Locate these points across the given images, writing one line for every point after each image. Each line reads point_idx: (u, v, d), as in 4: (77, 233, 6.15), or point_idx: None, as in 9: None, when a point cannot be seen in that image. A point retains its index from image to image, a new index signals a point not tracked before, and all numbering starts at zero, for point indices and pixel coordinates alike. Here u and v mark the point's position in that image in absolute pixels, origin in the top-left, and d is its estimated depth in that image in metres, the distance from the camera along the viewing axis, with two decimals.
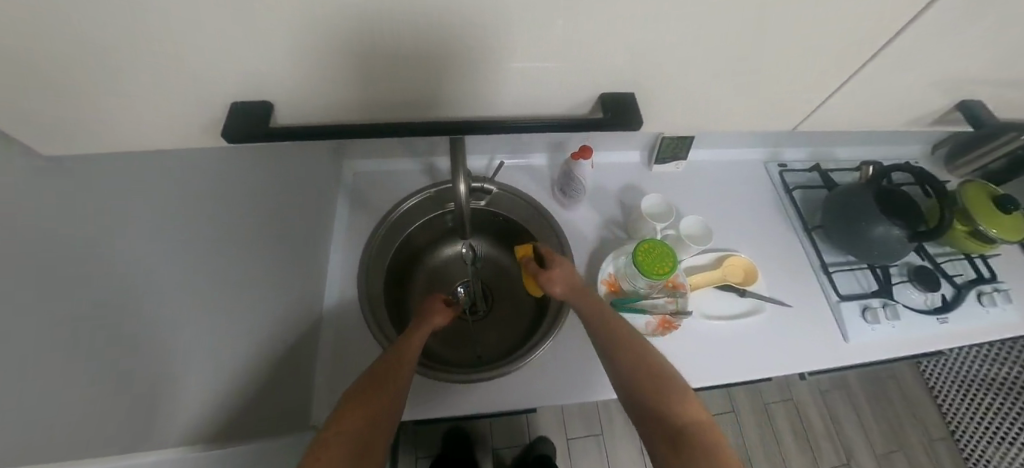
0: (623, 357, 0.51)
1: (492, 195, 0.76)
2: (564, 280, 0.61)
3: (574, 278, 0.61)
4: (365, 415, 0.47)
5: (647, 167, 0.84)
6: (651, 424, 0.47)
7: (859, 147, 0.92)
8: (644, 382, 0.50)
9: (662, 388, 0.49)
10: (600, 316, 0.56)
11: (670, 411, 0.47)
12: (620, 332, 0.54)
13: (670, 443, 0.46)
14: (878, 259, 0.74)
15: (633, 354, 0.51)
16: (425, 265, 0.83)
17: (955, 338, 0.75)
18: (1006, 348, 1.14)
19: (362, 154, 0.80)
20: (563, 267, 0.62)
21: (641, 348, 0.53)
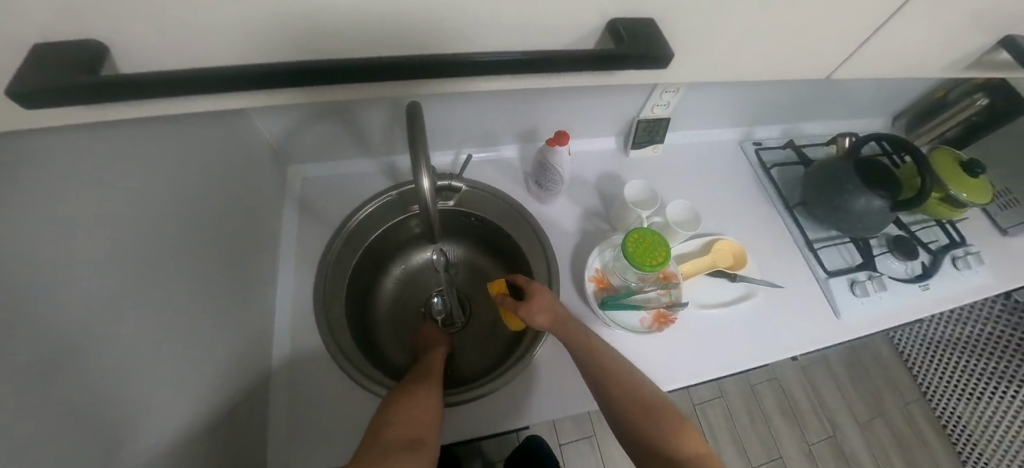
0: (611, 391, 0.48)
1: (462, 193, 0.69)
2: (546, 311, 0.54)
3: (556, 306, 0.54)
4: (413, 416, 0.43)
5: (624, 153, 0.79)
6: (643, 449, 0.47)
7: (827, 121, 0.92)
8: (637, 413, 0.47)
9: (652, 415, 0.47)
10: (584, 347, 0.51)
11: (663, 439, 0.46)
12: (608, 360, 0.50)
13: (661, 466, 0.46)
14: (860, 232, 0.73)
15: (621, 387, 0.48)
16: (393, 277, 0.74)
17: (937, 304, 0.75)
18: (969, 309, 1.22)
19: (310, 155, 0.70)
20: (536, 302, 0.54)
21: (630, 374, 0.49)
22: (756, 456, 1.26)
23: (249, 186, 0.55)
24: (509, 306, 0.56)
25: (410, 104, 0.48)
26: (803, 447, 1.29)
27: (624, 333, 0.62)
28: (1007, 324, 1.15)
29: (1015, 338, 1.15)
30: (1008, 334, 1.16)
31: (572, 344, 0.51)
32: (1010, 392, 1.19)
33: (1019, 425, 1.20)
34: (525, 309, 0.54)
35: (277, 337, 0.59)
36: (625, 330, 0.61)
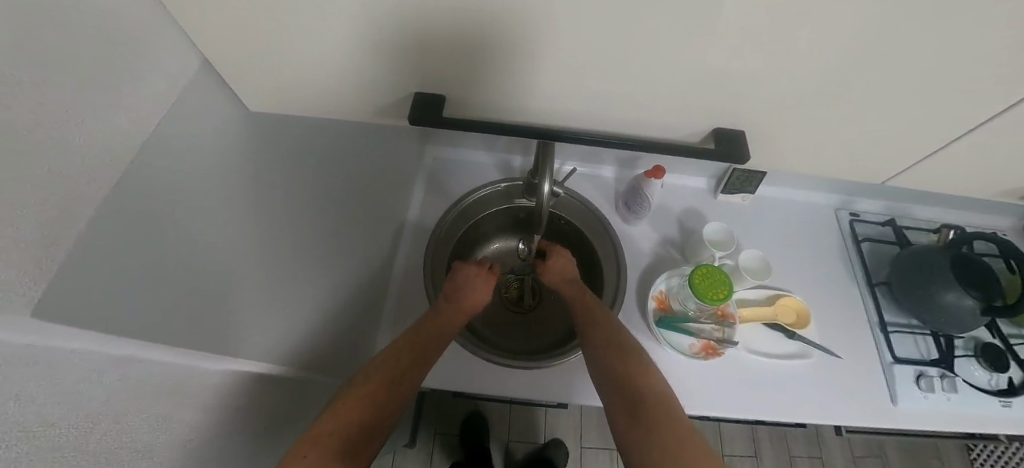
0: (591, 337, 0.59)
1: (558, 198, 0.81)
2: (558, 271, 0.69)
3: (567, 271, 0.69)
4: (364, 413, 0.51)
5: (712, 195, 0.85)
6: (617, 394, 0.52)
7: (941, 209, 0.88)
8: (611, 358, 0.56)
9: (628, 363, 0.55)
10: (584, 313, 0.63)
11: (631, 387, 0.52)
12: (596, 318, 0.61)
13: (628, 416, 0.50)
14: (944, 326, 0.72)
15: (600, 335, 0.59)
16: (484, 252, 0.89)
17: (1015, 424, 0.71)
18: None
19: (444, 140, 0.86)
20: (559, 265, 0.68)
21: (613, 334, 0.59)
22: None
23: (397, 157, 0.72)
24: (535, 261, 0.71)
25: (544, 143, 0.61)
26: None
27: (671, 352, 0.69)
28: None
29: None
30: None
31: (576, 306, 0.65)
32: None
33: None
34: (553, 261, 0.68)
35: (394, 274, 0.75)
36: (675, 349, 0.69)
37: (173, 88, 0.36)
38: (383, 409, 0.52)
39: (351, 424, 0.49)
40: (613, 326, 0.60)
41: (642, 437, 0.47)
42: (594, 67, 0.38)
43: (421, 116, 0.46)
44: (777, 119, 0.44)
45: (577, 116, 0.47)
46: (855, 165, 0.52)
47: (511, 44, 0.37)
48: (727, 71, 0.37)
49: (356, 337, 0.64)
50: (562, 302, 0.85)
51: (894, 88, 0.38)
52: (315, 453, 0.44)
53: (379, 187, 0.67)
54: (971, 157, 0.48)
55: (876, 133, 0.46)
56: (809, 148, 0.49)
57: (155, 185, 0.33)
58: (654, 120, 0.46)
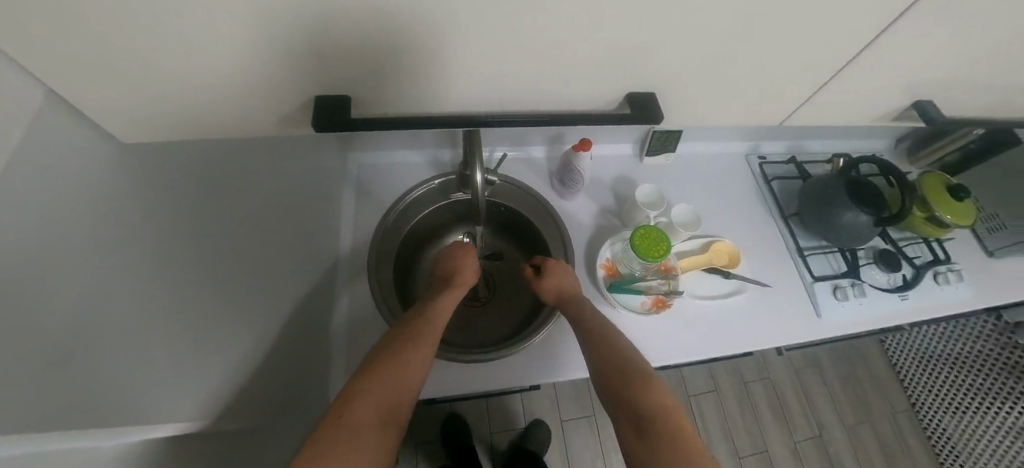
0: (595, 350, 0.60)
1: (494, 186, 0.81)
2: (557, 282, 0.69)
3: (566, 283, 0.69)
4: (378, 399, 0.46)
5: (639, 159, 0.89)
6: (621, 406, 0.54)
7: (832, 140, 0.99)
8: (613, 370, 0.57)
9: (632, 373, 0.56)
10: (584, 326, 0.64)
11: (635, 396, 0.53)
12: (595, 329, 0.63)
13: (634, 429, 0.51)
14: (847, 242, 0.82)
15: (603, 346, 0.60)
16: (431, 252, 0.87)
17: (911, 312, 0.84)
18: (963, 326, 1.23)
19: (365, 146, 0.82)
20: (558, 272, 0.69)
21: (613, 343, 0.60)
22: (746, 452, 1.30)
23: (311, 171, 0.67)
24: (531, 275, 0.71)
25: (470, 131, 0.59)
26: (789, 444, 1.33)
27: (626, 313, 0.72)
28: (994, 344, 1.16)
29: (1000, 359, 1.16)
30: (995, 354, 1.16)
31: (576, 319, 0.66)
32: (995, 409, 1.20)
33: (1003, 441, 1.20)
34: (550, 269, 0.69)
35: (335, 294, 0.71)
36: (629, 310, 0.72)
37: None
38: (396, 397, 0.48)
39: (365, 410, 0.44)
40: (614, 336, 0.62)
41: (648, 446, 0.48)
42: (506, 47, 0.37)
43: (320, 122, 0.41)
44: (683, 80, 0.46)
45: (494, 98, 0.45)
46: (753, 111, 0.57)
47: (414, 36, 0.34)
48: (618, 43, 0.38)
49: (306, 368, 0.60)
50: (518, 287, 0.85)
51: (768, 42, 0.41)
52: (340, 443, 0.40)
53: (301, 206, 0.62)
54: (842, 92, 0.54)
55: (761, 82, 0.50)
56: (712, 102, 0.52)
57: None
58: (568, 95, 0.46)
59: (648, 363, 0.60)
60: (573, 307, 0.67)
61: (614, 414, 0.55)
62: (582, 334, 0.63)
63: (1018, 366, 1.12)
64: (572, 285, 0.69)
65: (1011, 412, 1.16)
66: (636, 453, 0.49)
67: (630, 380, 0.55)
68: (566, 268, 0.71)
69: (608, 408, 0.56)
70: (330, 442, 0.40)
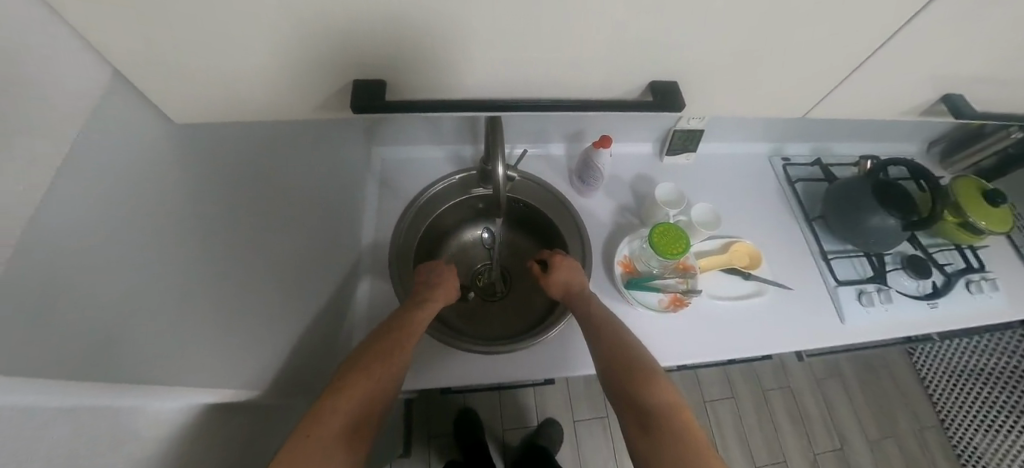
0: (603, 346, 0.61)
1: (513, 181, 0.82)
2: (564, 276, 0.69)
3: (572, 277, 0.69)
4: (359, 404, 0.49)
5: (658, 158, 0.89)
6: (628, 403, 0.55)
7: (859, 143, 0.97)
8: (620, 368, 0.57)
9: (640, 369, 0.57)
10: (592, 322, 0.64)
11: (643, 395, 0.54)
12: (602, 327, 0.63)
13: (639, 426, 0.53)
14: (873, 246, 0.80)
15: (612, 342, 0.60)
16: (449, 246, 0.89)
17: (942, 321, 0.81)
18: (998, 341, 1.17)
19: (389, 141, 0.84)
20: (565, 268, 0.69)
21: (620, 340, 0.61)
22: (763, 462, 1.27)
23: (338, 163, 0.69)
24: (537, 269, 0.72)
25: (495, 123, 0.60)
26: (808, 455, 1.29)
27: (643, 310, 0.72)
28: None
29: None
30: None
31: (582, 315, 0.66)
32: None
33: None
34: (557, 265, 0.69)
35: (357, 283, 0.74)
36: (646, 307, 0.72)
37: (91, 112, 0.31)
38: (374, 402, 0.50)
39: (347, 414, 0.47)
40: (622, 333, 0.62)
41: (653, 444, 0.50)
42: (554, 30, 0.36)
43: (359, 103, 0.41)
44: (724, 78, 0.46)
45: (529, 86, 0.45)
46: (779, 106, 0.56)
47: (455, 27, 0.35)
48: (643, 36, 0.39)
49: None
50: (534, 283, 0.86)
51: (794, 36, 0.41)
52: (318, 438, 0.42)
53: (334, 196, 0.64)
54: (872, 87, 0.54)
55: (786, 78, 0.50)
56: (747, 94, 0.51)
57: (82, 228, 0.29)
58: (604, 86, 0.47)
59: (654, 359, 0.61)
60: (578, 302, 0.67)
61: (619, 409, 0.56)
62: (589, 329, 0.63)
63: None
64: (579, 281, 0.69)
65: None
66: (640, 448, 0.52)
67: (648, 374, 0.56)
68: (573, 264, 0.70)
69: (613, 402, 0.58)
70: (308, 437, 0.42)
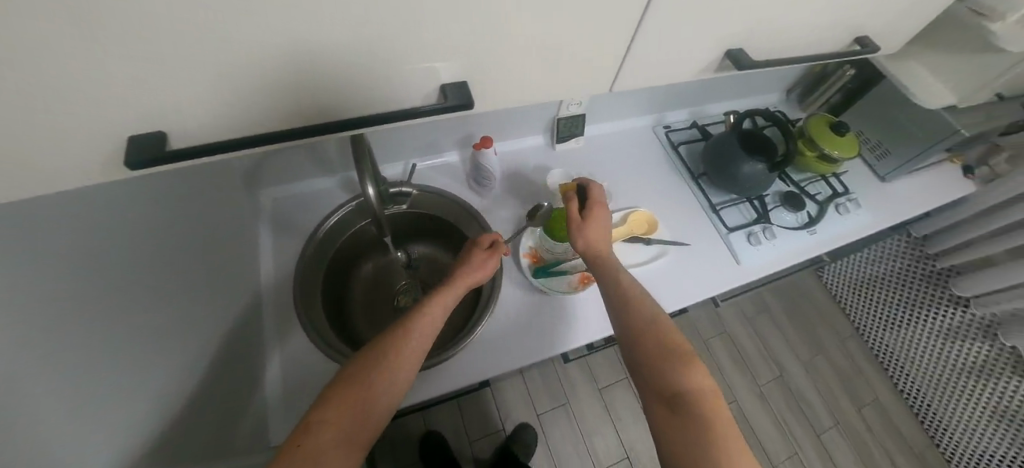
0: (631, 321, 0.57)
1: (412, 197, 0.82)
2: (591, 238, 0.67)
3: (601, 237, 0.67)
4: (345, 433, 0.43)
5: (551, 147, 0.92)
6: (652, 386, 0.52)
7: (728, 101, 1.06)
8: (649, 348, 0.55)
9: (668, 349, 0.54)
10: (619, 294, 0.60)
11: (671, 377, 0.51)
12: (630, 298, 0.60)
13: (666, 406, 0.50)
14: (751, 191, 0.88)
15: (638, 318, 0.57)
16: (363, 274, 0.87)
17: (821, 244, 0.91)
18: (892, 245, 1.36)
19: (275, 179, 0.81)
20: (593, 226, 0.67)
21: (648, 314, 0.58)
22: None
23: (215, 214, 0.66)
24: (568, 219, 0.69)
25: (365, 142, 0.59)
26: (754, 389, 1.40)
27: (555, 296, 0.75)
28: (921, 255, 1.30)
29: (930, 266, 1.29)
30: (924, 262, 1.30)
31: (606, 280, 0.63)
32: (935, 316, 1.32)
33: (942, 343, 1.33)
34: (583, 223, 0.66)
35: (265, 334, 0.70)
36: (555, 292, 0.74)
37: None
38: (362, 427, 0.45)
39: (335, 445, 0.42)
40: (650, 310, 0.58)
41: (678, 425, 0.48)
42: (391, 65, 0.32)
43: (141, 156, 0.28)
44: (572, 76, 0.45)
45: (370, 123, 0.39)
46: None
47: None
48: None
49: (240, 413, 0.58)
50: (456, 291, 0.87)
51: None
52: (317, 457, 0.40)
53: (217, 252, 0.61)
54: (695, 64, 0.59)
55: None
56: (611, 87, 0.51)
57: None
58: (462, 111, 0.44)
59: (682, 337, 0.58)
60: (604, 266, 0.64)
61: (642, 391, 0.54)
62: (619, 301, 0.60)
63: (935, 272, 1.28)
64: (606, 241, 0.67)
65: (946, 314, 1.29)
66: (665, 431, 0.49)
67: (676, 355, 0.54)
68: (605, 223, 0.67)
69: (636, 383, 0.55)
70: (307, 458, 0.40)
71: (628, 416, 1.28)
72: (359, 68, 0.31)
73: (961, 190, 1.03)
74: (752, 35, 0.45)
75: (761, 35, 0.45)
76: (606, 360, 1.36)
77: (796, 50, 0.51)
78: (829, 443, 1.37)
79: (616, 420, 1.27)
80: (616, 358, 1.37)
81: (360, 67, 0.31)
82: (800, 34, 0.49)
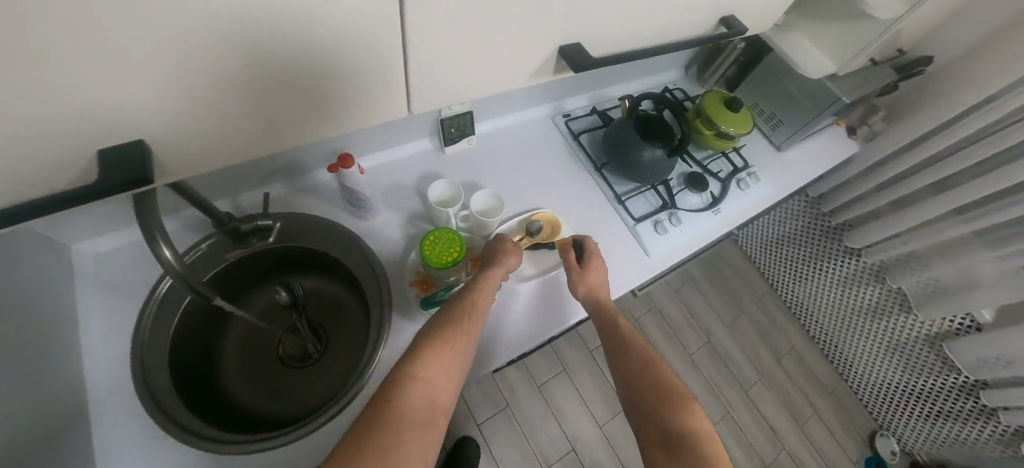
0: (631, 360, 0.56)
1: (276, 229, 0.71)
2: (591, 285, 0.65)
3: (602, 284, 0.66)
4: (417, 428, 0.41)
5: (440, 151, 0.82)
6: (649, 425, 0.49)
7: (627, 83, 1.02)
8: (647, 389, 0.52)
9: (666, 390, 0.52)
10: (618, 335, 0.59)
11: (668, 415, 0.49)
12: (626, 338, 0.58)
13: (661, 447, 0.47)
14: (653, 178, 0.85)
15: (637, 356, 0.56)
16: (234, 328, 0.75)
17: (726, 223, 0.91)
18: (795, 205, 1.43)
19: (90, 228, 0.65)
20: (590, 276, 0.65)
21: (645, 356, 0.56)
22: None
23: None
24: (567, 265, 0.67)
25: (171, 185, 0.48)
26: (687, 358, 1.46)
27: None
28: (818, 212, 1.37)
29: (828, 222, 1.36)
30: (823, 219, 1.37)
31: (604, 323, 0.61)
32: (834, 266, 1.41)
33: (841, 291, 1.43)
34: (579, 277, 0.65)
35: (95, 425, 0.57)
36: None
37: None
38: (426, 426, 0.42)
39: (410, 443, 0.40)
40: (645, 352, 0.57)
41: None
42: (63, 107, 0.22)
43: None
44: (377, 86, 0.35)
45: (228, 139, 0.32)
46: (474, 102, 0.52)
47: None
48: None
49: None
50: (350, 325, 0.77)
51: None
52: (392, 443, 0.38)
53: (20, 333, 0.48)
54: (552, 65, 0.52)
55: None
56: (447, 94, 0.41)
57: None
58: (239, 142, 0.33)
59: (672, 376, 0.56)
60: (603, 310, 0.63)
61: (638, 433, 0.50)
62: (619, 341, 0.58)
63: (830, 228, 1.37)
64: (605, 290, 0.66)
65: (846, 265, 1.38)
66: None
67: (669, 394, 0.51)
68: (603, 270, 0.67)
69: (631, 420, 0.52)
70: (403, 441, 0.39)
71: (569, 408, 1.27)
72: (291, 43, 0.27)
73: (848, 151, 1.08)
74: (594, 20, 0.38)
75: (603, 20, 0.39)
76: (543, 355, 1.34)
77: (658, 38, 0.47)
78: (756, 397, 1.46)
79: (558, 414, 1.26)
80: (552, 352, 1.35)
81: (297, 42, 0.27)
82: (658, 18, 0.43)
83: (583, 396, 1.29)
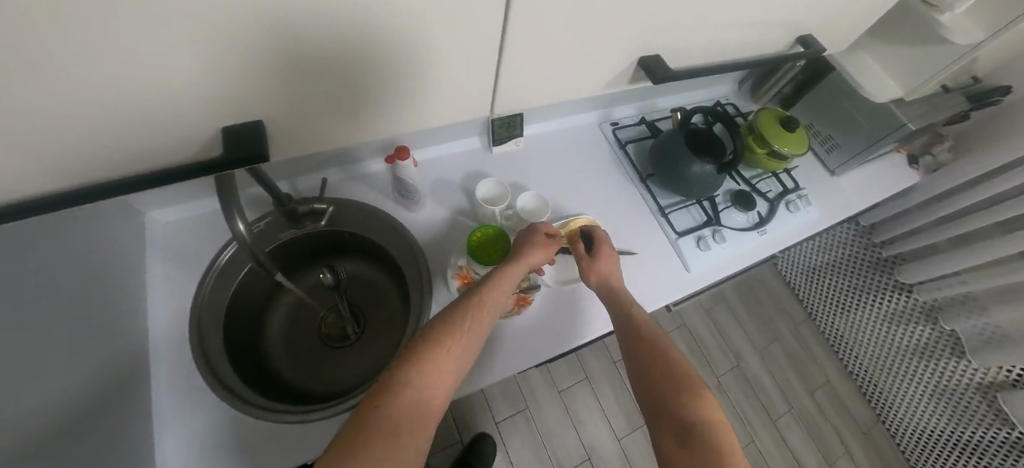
0: (649, 351, 0.54)
1: (329, 213, 0.73)
2: (601, 274, 0.65)
3: (613, 273, 0.65)
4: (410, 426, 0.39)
5: (488, 150, 0.84)
6: (663, 416, 0.47)
7: (677, 95, 1.01)
8: (662, 380, 0.50)
9: (688, 387, 0.49)
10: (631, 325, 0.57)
11: (684, 410, 0.47)
12: (641, 328, 0.57)
13: (675, 440, 0.45)
14: (699, 193, 0.83)
15: (656, 348, 0.54)
16: (281, 303, 0.79)
17: (771, 244, 0.88)
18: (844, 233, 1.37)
19: (163, 198, 0.69)
20: (600, 263, 0.65)
21: (665, 350, 0.54)
22: None
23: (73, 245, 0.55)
24: (578, 253, 0.67)
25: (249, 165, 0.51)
26: (712, 380, 1.42)
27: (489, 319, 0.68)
28: (869, 242, 1.32)
29: (877, 253, 1.31)
30: (873, 250, 1.31)
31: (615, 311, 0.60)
32: (880, 300, 1.35)
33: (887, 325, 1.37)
34: (588, 264, 0.65)
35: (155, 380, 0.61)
36: None
37: None
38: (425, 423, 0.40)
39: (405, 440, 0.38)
40: (665, 346, 0.55)
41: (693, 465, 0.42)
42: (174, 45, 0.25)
43: None
44: None
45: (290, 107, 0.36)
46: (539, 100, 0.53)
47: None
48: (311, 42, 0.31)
49: None
50: (388, 312, 0.80)
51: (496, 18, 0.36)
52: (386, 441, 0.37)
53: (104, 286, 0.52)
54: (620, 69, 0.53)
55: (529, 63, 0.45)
56: None
57: None
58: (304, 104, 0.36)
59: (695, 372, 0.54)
60: (615, 298, 0.62)
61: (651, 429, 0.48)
62: (636, 333, 0.56)
63: (880, 260, 1.31)
64: (618, 278, 0.65)
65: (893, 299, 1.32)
66: None
67: (690, 390, 0.49)
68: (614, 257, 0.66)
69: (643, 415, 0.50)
70: (414, 430, 0.39)
71: (588, 418, 1.26)
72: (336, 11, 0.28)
73: (908, 180, 1.03)
74: None
75: None
76: (565, 362, 1.33)
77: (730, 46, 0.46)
78: (782, 428, 1.40)
79: (577, 422, 1.25)
80: (574, 359, 1.35)
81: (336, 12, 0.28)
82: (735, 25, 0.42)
83: (603, 407, 1.28)
